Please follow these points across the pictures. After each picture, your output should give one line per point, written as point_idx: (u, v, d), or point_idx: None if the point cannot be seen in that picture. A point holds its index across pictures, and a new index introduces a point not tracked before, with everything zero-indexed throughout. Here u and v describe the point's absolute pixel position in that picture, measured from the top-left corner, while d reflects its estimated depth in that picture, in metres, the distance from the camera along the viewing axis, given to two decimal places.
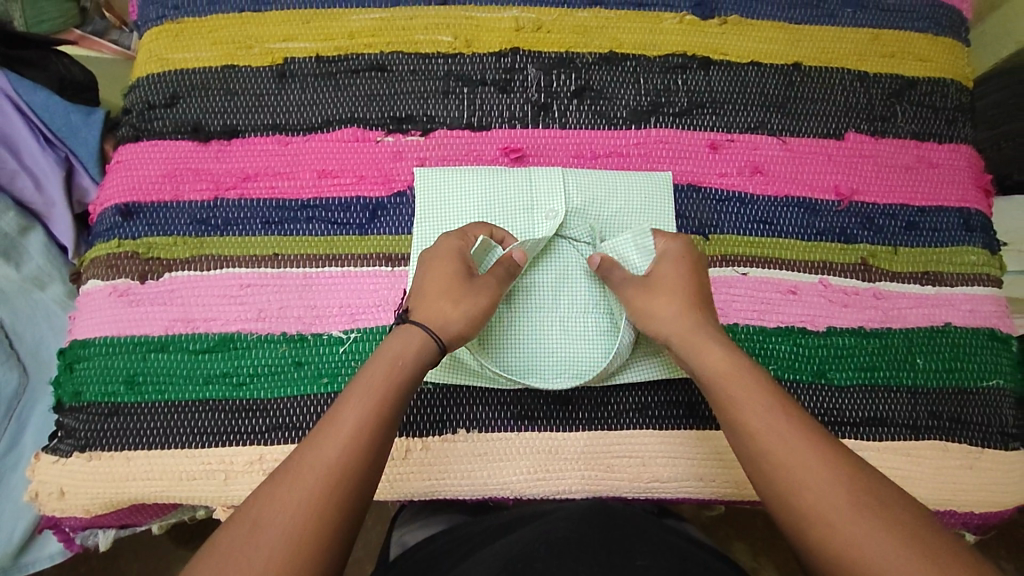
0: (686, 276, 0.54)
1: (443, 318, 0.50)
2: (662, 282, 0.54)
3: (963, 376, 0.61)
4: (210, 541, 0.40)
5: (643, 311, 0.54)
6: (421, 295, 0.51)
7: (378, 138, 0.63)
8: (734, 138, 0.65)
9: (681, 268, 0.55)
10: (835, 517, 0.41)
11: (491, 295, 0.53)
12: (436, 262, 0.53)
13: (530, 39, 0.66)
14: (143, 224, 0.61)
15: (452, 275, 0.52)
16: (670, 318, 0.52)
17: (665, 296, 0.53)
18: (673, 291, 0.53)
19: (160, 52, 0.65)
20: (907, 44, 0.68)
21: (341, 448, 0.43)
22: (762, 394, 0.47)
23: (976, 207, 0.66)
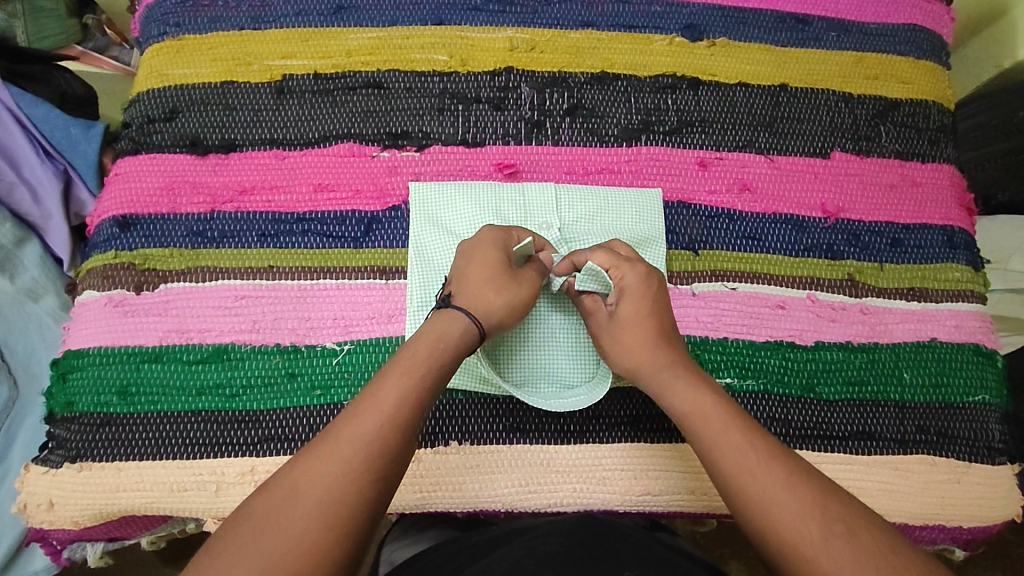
0: (649, 312, 0.53)
1: (486, 308, 0.52)
2: (628, 321, 0.54)
3: (949, 390, 0.62)
4: (244, 514, 0.42)
5: (612, 349, 0.54)
6: (464, 281, 0.53)
7: (374, 153, 0.64)
8: (722, 156, 0.67)
9: (644, 302, 0.54)
10: (791, 519, 0.43)
11: (530, 289, 0.54)
12: (481, 249, 0.54)
13: (525, 58, 0.67)
14: (140, 235, 0.61)
15: (497, 264, 0.53)
16: (637, 357, 0.53)
17: (630, 336, 0.53)
18: (639, 330, 0.53)
19: (161, 68, 0.66)
20: (890, 67, 0.70)
21: (374, 430, 0.45)
22: (729, 429, 0.48)
23: (959, 225, 0.67)
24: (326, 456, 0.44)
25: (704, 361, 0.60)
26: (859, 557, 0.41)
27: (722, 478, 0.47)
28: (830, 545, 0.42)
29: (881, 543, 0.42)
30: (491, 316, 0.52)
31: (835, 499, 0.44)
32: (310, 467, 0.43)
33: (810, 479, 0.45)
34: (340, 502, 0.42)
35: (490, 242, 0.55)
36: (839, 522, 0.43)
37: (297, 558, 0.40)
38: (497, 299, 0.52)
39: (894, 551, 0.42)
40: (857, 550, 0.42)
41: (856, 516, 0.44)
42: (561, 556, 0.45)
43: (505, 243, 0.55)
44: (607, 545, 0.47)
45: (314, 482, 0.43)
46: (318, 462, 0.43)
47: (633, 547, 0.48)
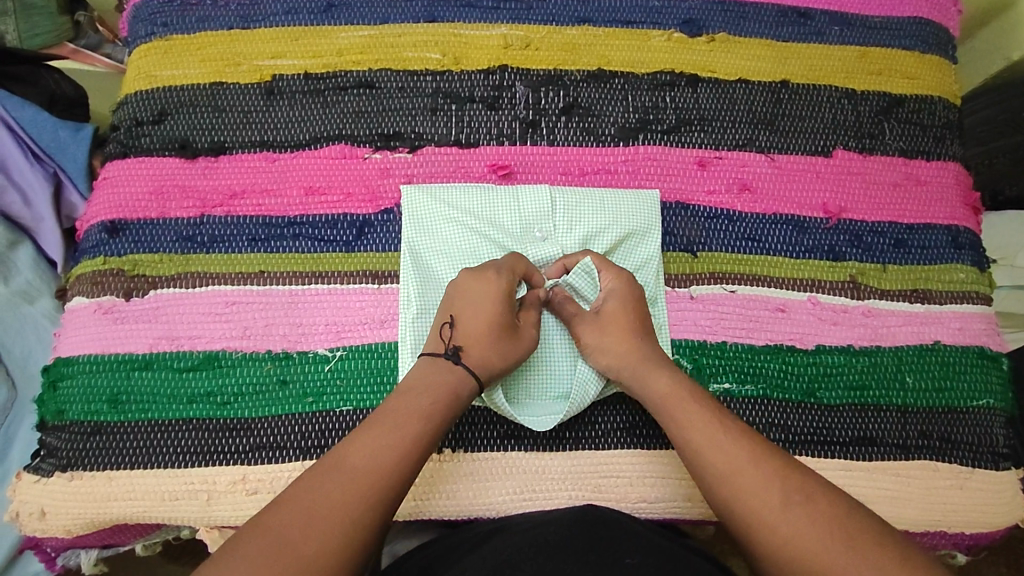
0: (634, 312, 0.56)
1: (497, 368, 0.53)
2: (615, 319, 0.55)
3: (952, 394, 0.61)
4: (258, 520, 0.43)
5: (593, 347, 0.56)
6: (470, 331, 0.53)
7: (365, 155, 0.63)
8: (722, 155, 0.65)
9: (628, 301, 0.56)
10: (753, 492, 0.46)
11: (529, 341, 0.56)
12: (488, 295, 0.53)
13: (519, 56, 0.66)
14: (130, 241, 0.60)
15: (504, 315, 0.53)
16: (616, 353, 0.54)
17: (612, 333, 0.55)
18: (623, 327, 0.55)
19: (148, 70, 0.65)
20: (894, 62, 0.69)
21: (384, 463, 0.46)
22: (700, 411, 0.50)
23: (964, 224, 0.66)
24: (332, 484, 0.44)
25: (702, 367, 0.59)
26: (816, 521, 0.44)
27: (692, 456, 0.49)
28: (791, 514, 0.44)
29: (837, 506, 0.45)
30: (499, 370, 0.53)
31: (796, 470, 0.47)
32: (317, 489, 0.44)
33: (776, 458, 0.47)
34: (352, 524, 0.43)
35: (500, 290, 0.54)
36: (799, 490, 0.45)
37: (308, 575, 0.41)
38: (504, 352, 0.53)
39: (848, 515, 0.44)
40: (816, 515, 0.44)
41: (814, 483, 0.46)
42: (555, 552, 0.44)
43: (511, 290, 0.54)
44: (603, 535, 0.47)
45: (324, 504, 0.43)
46: (325, 489, 0.44)
47: (631, 539, 0.47)
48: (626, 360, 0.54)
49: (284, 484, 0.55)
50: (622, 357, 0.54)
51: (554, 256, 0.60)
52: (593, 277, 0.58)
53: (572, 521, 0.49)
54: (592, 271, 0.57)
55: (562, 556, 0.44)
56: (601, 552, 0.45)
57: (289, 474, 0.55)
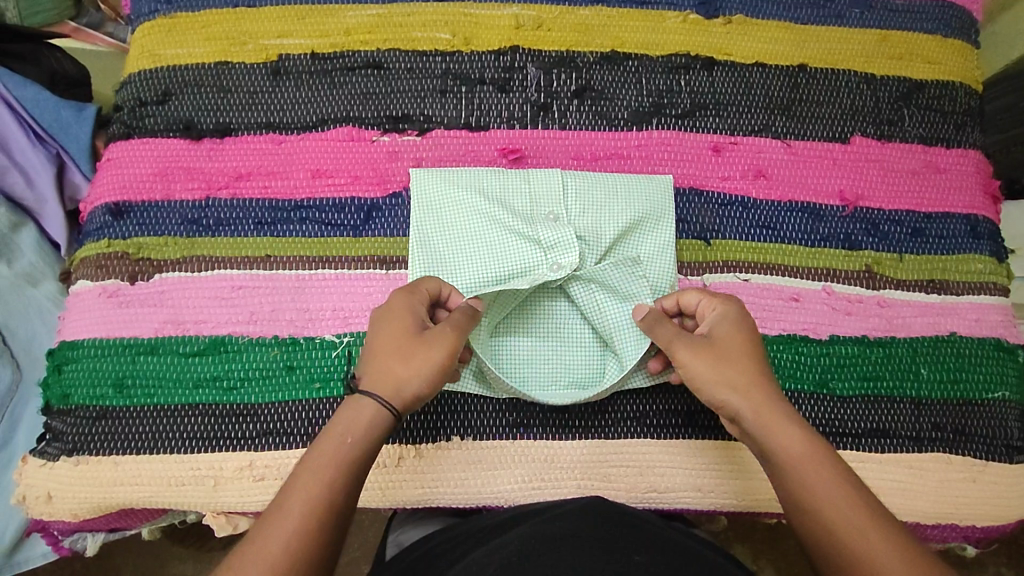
0: (750, 341, 0.51)
1: (394, 383, 0.47)
2: (729, 347, 0.50)
3: (968, 387, 0.60)
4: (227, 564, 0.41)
5: (699, 378, 0.50)
6: (371, 357, 0.49)
7: (373, 137, 0.62)
8: (737, 141, 0.64)
9: (741, 329, 0.51)
10: (840, 510, 0.43)
11: (444, 349, 0.48)
12: (390, 314, 0.50)
13: (531, 37, 0.64)
14: (134, 224, 0.59)
15: (400, 331, 0.49)
16: (733, 386, 0.49)
17: (725, 362, 0.49)
18: (742, 359, 0.50)
19: (152, 48, 0.64)
20: (915, 46, 0.67)
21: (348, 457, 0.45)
22: (793, 430, 0.47)
23: (983, 214, 0.65)
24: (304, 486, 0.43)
25: None
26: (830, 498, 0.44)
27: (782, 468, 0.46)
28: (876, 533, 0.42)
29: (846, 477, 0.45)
30: (409, 385, 0.47)
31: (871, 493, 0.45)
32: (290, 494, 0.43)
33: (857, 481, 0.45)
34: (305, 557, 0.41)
35: (399, 307, 0.50)
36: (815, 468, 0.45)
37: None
38: (407, 366, 0.47)
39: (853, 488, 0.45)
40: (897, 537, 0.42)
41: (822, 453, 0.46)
42: (566, 543, 0.44)
43: (412, 303, 0.50)
44: (614, 526, 0.46)
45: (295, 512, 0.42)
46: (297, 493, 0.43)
47: (641, 531, 0.47)
48: (740, 393, 0.49)
49: (291, 470, 0.54)
50: (736, 388, 0.49)
51: (564, 235, 0.57)
52: (631, 270, 0.57)
53: (582, 512, 0.49)
54: (632, 268, 0.57)
55: (574, 548, 0.43)
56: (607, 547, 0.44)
57: (297, 460, 0.54)
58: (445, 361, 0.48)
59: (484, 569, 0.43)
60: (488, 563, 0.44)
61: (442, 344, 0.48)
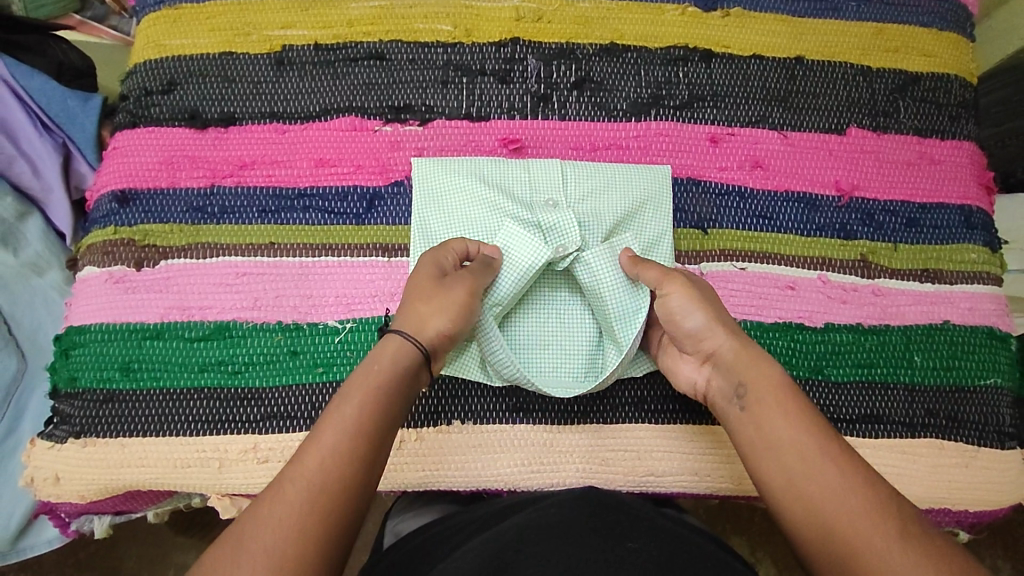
0: (720, 301, 0.52)
1: (419, 321, 0.48)
2: (704, 296, 0.51)
3: (960, 374, 0.61)
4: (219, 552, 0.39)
5: (677, 315, 0.51)
6: (400, 304, 0.50)
7: (376, 127, 0.63)
8: (734, 132, 0.65)
9: (717, 284, 0.54)
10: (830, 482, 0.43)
11: (465, 288, 0.50)
12: (418, 268, 0.52)
13: (531, 29, 0.65)
14: (139, 211, 0.60)
15: (428, 276, 0.51)
16: (710, 321, 0.50)
17: (701, 300, 0.51)
18: (717, 302, 0.52)
19: (158, 39, 0.65)
20: (911, 39, 0.68)
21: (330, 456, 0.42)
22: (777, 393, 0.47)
23: (977, 204, 0.65)
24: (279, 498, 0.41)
25: None
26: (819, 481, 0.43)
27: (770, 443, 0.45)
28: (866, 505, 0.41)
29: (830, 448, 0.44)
30: (437, 320, 0.48)
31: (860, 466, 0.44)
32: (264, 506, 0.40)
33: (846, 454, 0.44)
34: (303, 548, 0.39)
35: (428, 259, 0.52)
36: (802, 437, 0.45)
37: None
38: (432, 304, 0.49)
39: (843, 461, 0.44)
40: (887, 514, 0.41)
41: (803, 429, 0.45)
42: (558, 531, 0.45)
43: (438, 255, 0.52)
44: (609, 514, 0.47)
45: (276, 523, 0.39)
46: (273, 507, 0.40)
47: (636, 517, 0.48)
48: (717, 328, 0.50)
49: (295, 453, 0.55)
50: (711, 321, 0.50)
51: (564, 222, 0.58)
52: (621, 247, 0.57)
53: (579, 498, 0.50)
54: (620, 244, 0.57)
55: (567, 537, 0.44)
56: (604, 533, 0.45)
57: (300, 443, 0.55)
58: (469, 299, 0.50)
59: (482, 554, 0.44)
60: (486, 548, 0.45)
61: (461, 283, 0.50)
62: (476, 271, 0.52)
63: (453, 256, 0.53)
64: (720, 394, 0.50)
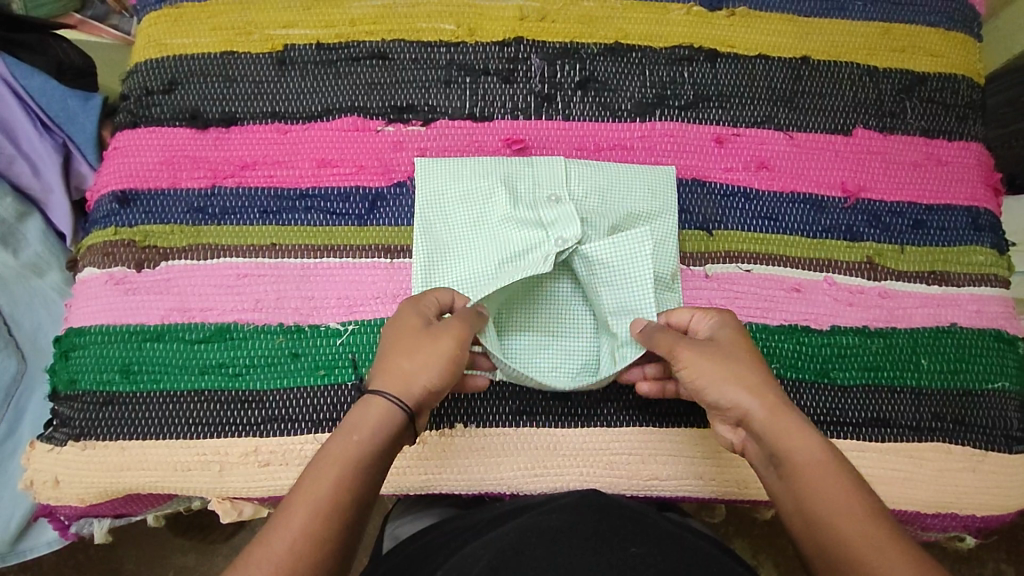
0: (749, 347, 0.51)
1: (404, 379, 0.47)
2: (729, 348, 0.50)
3: (967, 377, 0.60)
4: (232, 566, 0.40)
5: (701, 391, 0.50)
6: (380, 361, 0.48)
7: (378, 127, 0.62)
8: (740, 132, 0.64)
9: (740, 335, 0.51)
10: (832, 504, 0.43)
11: (454, 339, 0.48)
12: (403, 320, 0.50)
13: (535, 28, 0.65)
14: (140, 212, 0.60)
15: (408, 335, 0.49)
16: (734, 394, 0.48)
17: (720, 368, 0.49)
18: (741, 358, 0.49)
19: (159, 38, 0.64)
20: (918, 39, 0.67)
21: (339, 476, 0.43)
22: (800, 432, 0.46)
23: (984, 206, 0.65)
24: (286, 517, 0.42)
25: None
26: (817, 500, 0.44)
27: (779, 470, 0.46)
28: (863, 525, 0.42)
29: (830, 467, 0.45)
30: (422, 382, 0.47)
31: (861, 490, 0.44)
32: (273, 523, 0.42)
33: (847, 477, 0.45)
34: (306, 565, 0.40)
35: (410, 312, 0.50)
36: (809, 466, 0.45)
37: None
38: (420, 366, 0.47)
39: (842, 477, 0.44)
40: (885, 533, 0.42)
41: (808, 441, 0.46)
42: (561, 533, 0.44)
43: (416, 306, 0.51)
44: (613, 517, 0.47)
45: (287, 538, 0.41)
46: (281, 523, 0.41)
47: (640, 521, 0.47)
48: (741, 397, 0.48)
49: (296, 456, 0.55)
50: (733, 394, 0.48)
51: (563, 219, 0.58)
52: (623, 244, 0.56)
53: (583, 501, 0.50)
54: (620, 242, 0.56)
55: (571, 539, 0.44)
56: (608, 536, 0.44)
57: (302, 446, 0.55)
58: (452, 362, 0.48)
59: (484, 557, 0.43)
60: (488, 552, 0.44)
61: (448, 334, 0.48)
62: (465, 318, 0.50)
63: (434, 305, 0.52)
64: (756, 456, 0.49)
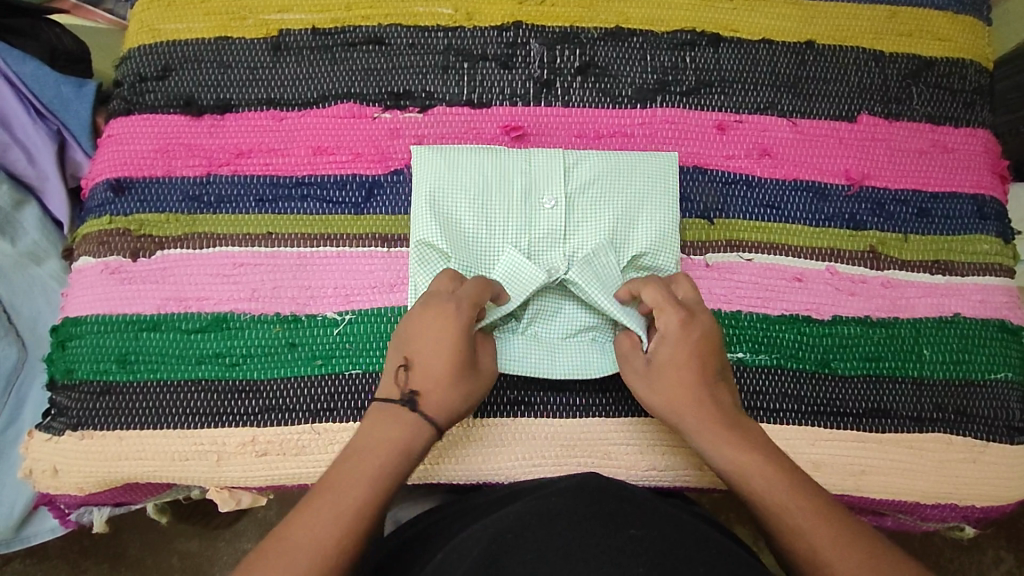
0: (690, 358, 0.50)
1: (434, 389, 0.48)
2: (664, 364, 0.51)
3: (970, 368, 0.60)
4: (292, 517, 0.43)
5: (644, 385, 0.52)
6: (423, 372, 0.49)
7: (375, 114, 0.61)
8: (742, 119, 0.63)
9: (686, 345, 0.50)
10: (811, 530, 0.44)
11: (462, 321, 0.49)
12: (447, 312, 0.50)
13: (534, 12, 0.63)
14: (134, 201, 0.59)
15: (467, 337, 0.49)
16: (679, 382, 0.50)
17: (685, 352, 0.50)
18: (670, 381, 0.50)
19: (152, 23, 0.63)
20: (926, 22, 0.66)
21: (363, 483, 0.44)
22: (728, 448, 0.48)
23: (991, 194, 0.64)
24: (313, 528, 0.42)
25: None
26: (719, 471, 0.48)
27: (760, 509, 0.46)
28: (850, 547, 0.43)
29: (733, 432, 0.49)
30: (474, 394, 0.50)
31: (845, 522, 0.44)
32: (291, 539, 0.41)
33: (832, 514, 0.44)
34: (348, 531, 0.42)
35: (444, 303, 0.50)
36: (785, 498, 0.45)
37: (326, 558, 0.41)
38: (482, 383, 0.51)
39: (749, 433, 0.49)
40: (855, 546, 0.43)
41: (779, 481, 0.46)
42: (561, 516, 0.44)
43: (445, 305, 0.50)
44: (611, 504, 0.46)
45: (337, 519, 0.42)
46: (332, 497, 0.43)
47: (640, 507, 0.47)
48: (679, 409, 0.50)
49: (293, 446, 0.55)
50: (677, 373, 0.50)
51: (555, 229, 0.58)
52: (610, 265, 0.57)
53: (582, 485, 0.49)
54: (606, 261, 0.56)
55: (570, 523, 0.43)
56: (608, 521, 0.43)
57: (298, 436, 0.55)
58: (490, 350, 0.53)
59: (480, 544, 0.43)
60: (482, 541, 0.44)
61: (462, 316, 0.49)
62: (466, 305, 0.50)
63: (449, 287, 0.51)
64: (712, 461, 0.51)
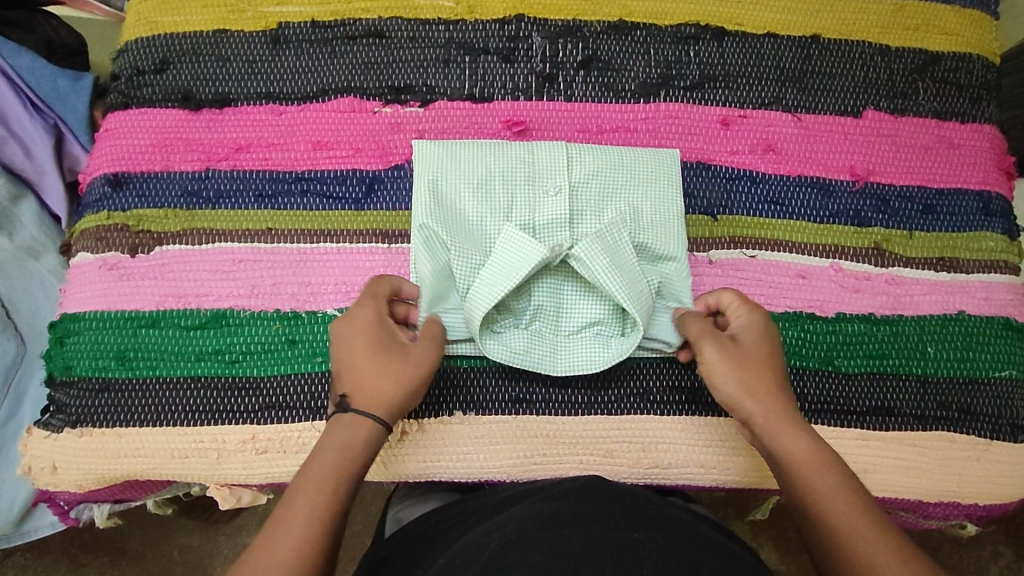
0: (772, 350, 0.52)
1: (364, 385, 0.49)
2: (751, 352, 0.52)
3: (974, 366, 0.59)
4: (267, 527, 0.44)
5: (728, 364, 0.51)
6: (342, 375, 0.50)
7: (376, 108, 0.61)
8: (747, 114, 0.62)
9: (770, 338, 0.53)
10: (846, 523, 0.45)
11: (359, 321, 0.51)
12: (355, 315, 0.52)
13: (536, 5, 0.63)
14: (132, 196, 0.59)
15: (374, 334, 0.51)
16: (737, 365, 0.51)
17: (762, 343, 0.52)
18: (756, 364, 0.51)
19: (149, 15, 0.62)
20: (933, 17, 0.65)
21: (328, 487, 0.46)
22: (804, 436, 0.49)
23: (997, 190, 0.63)
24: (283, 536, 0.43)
25: None
26: (786, 458, 0.48)
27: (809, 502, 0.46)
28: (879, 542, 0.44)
29: (794, 417, 0.50)
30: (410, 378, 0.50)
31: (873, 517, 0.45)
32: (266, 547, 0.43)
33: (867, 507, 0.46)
34: (312, 534, 0.44)
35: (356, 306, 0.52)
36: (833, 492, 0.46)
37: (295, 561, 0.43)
38: (419, 366, 0.50)
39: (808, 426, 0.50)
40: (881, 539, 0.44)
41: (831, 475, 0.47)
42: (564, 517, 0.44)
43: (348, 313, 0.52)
44: (614, 504, 0.46)
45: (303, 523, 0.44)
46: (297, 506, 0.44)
47: (643, 507, 0.47)
48: (762, 392, 0.50)
49: (294, 443, 0.54)
50: (763, 362, 0.51)
51: (558, 216, 0.57)
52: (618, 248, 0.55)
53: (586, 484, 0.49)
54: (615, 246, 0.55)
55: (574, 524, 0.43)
56: (612, 522, 0.43)
57: (298, 433, 0.54)
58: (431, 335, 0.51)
59: (483, 544, 0.43)
60: (485, 540, 0.43)
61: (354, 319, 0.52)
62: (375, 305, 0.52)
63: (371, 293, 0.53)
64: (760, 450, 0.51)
